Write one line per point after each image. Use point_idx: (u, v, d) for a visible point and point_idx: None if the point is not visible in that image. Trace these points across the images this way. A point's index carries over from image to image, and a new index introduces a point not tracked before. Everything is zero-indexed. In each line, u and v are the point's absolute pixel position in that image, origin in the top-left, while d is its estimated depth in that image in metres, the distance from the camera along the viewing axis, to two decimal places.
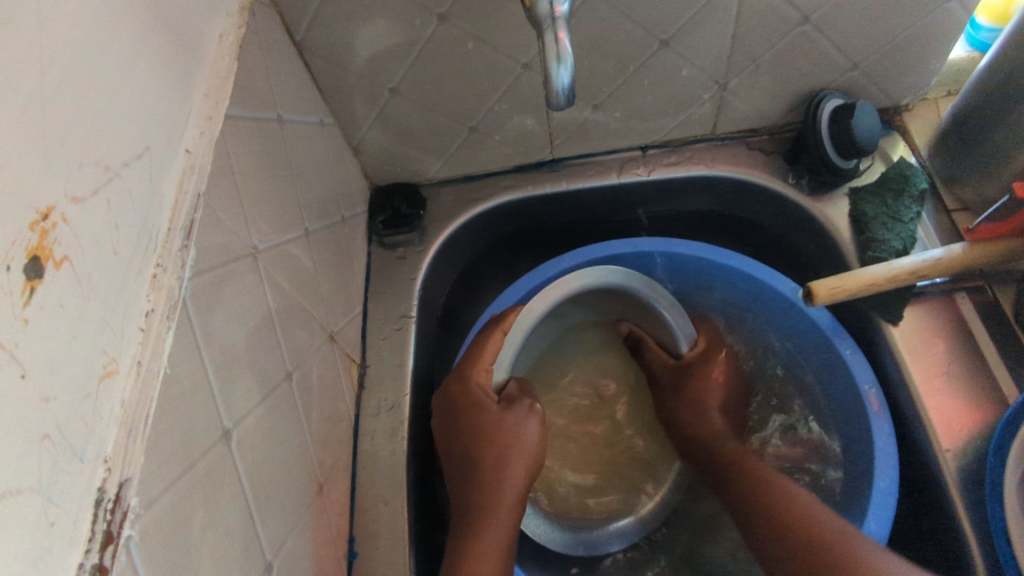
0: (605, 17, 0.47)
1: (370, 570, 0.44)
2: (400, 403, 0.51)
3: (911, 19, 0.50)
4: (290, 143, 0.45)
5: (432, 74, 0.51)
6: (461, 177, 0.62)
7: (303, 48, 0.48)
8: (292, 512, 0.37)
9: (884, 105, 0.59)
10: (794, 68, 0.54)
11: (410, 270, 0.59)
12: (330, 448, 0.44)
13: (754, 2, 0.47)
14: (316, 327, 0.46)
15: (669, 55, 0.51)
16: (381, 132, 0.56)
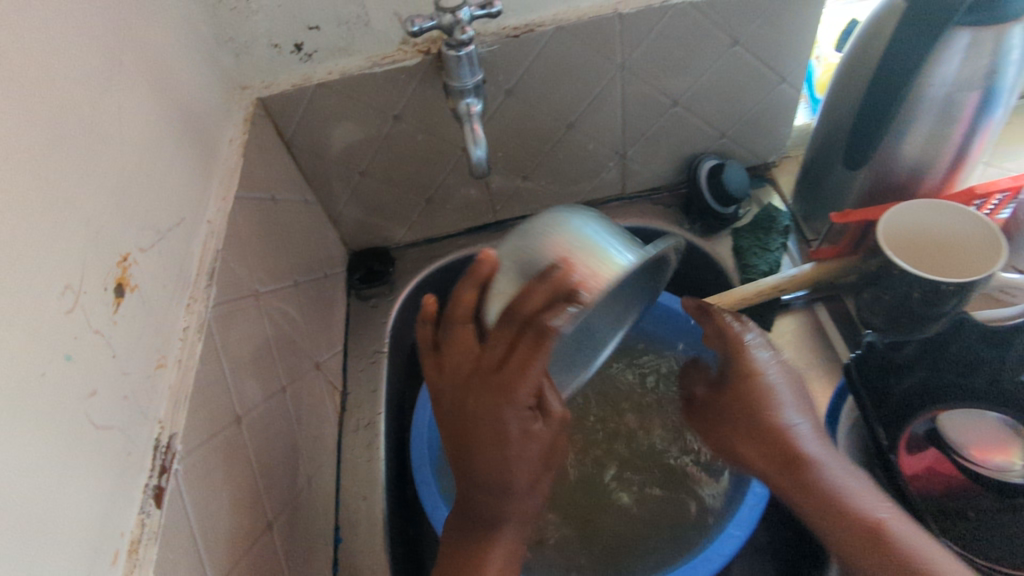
0: (519, 110, 0.64)
1: (352, 553, 0.54)
2: (376, 419, 0.62)
3: (753, 99, 0.66)
4: (282, 214, 0.59)
5: (393, 158, 0.66)
6: (423, 240, 0.76)
7: (292, 144, 0.63)
8: (286, 489, 0.48)
9: (755, 163, 0.74)
10: (676, 140, 0.70)
11: (382, 315, 0.71)
12: (316, 451, 0.55)
13: (632, 92, 0.64)
14: (305, 356, 0.58)
15: (576, 134, 0.67)
16: (356, 207, 0.71)
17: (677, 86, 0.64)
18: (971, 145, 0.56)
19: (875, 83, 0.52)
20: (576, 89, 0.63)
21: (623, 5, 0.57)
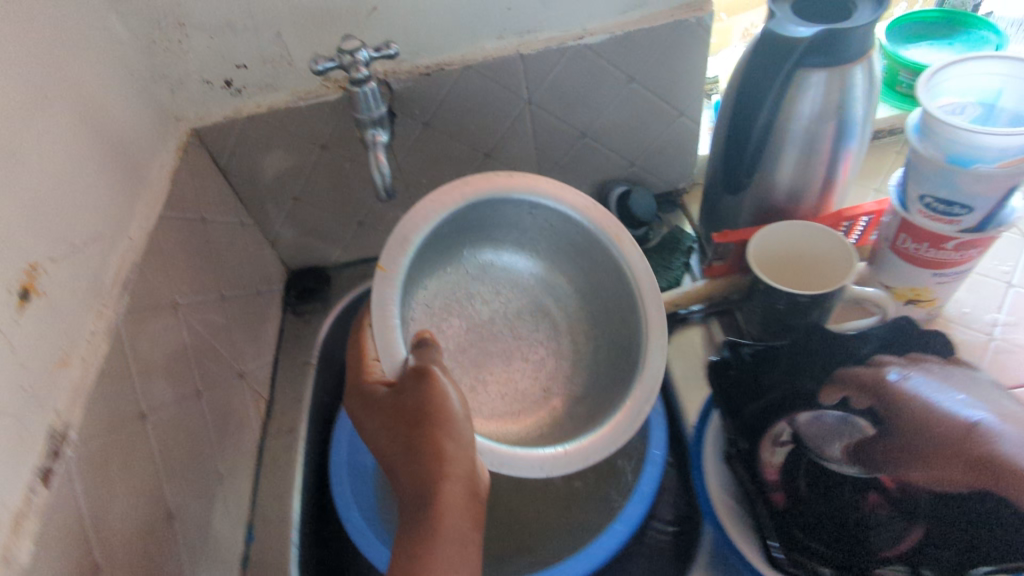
0: (438, 141, 0.69)
1: (263, 549, 0.58)
2: (297, 426, 0.67)
3: (657, 131, 0.72)
4: (212, 234, 0.64)
5: (323, 183, 0.71)
6: (359, 260, 0.82)
7: (227, 170, 0.68)
8: (194, 485, 0.52)
9: (667, 190, 0.80)
10: (588, 168, 0.75)
11: (314, 330, 0.76)
12: (233, 453, 0.59)
13: (542, 125, 0.70)
14: (228, 366, 0.62)
15: (493, 162, 0.73)
16: (292, 228, 0.76)
17: (583, 119, 0.70)
18: (836, 171, 0.61)
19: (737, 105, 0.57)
20: (489, 123, 0.68)
21: (524, 48, 0.63)
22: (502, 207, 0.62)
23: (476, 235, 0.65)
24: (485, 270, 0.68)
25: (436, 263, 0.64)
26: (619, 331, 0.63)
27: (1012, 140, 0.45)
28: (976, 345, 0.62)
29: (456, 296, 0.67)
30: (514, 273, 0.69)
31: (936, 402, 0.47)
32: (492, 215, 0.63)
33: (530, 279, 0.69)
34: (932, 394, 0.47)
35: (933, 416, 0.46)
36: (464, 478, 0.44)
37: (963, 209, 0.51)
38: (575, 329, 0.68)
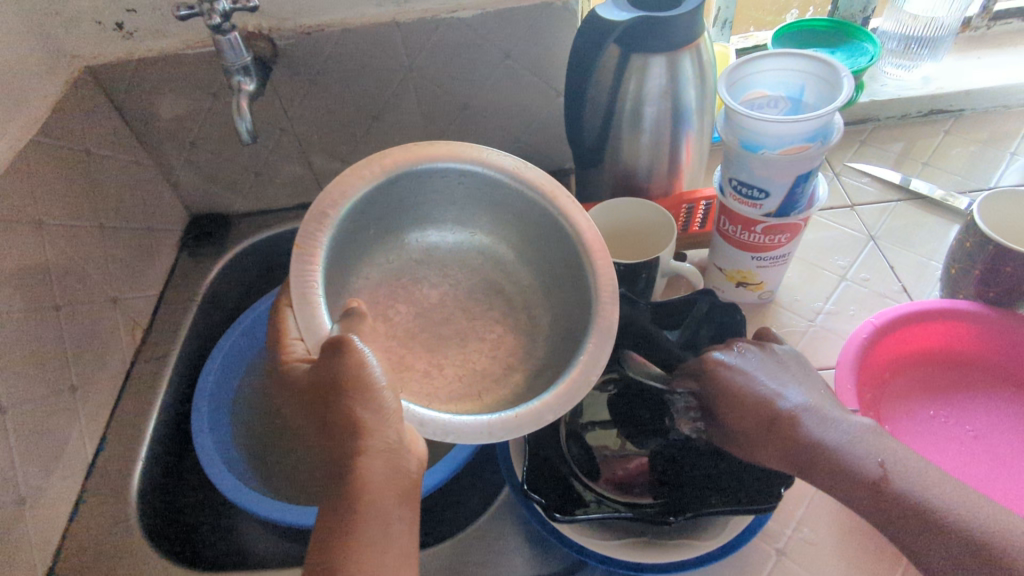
0: (325, 100, 0.73)
1: (110, 456, 0.63)
2: (166, 355, 0.72)
3: (539, 108, 0.76)
4: (97, 166, 0.68)
5: (217, 131, 0.75)
6: (259, 210, 0.86)
7: (122, 110, 0.71)
8: (30, 388, 0.57)
9: (556, 168, 0.84)
10: (475, 139, 0.79)
11: (204, 270, 0.80)
12: (90, 369, 0.64)
13: (426, 93, 0.73)
14: (97, 291, 0.67)
15: (382, 125, 0.77)
16: (192, 173, 0.80)
17: (464, 91, 0.73)
18: (680, 153, 0.65)
19: (572, 77, 0.61)
20: (372, 87, 0.72)
21: (401, 16, 0.67)
22: (428, 179, 0.56)
23: (409, 212, 0.59)
24: (424, 253, 0.62)
25: (365, 250, 0.57)
26: (573, 304, 0.56)
27: (785, 128, 0.50)
28: (793, 329, 0.67)
29: (397, 277, 0.60)
30: (463, 251, 0.62)
31: (749, 379, 0.52)
32: (422, 189, 0.57)
33: (480, 255, 0.62)
34: (742, 371, 0.53)
35: (773, 403, 0.50)
36: (385, 452, 0.42)
37: (762, 194, 0.55)
38: (537, 302, 0.60)
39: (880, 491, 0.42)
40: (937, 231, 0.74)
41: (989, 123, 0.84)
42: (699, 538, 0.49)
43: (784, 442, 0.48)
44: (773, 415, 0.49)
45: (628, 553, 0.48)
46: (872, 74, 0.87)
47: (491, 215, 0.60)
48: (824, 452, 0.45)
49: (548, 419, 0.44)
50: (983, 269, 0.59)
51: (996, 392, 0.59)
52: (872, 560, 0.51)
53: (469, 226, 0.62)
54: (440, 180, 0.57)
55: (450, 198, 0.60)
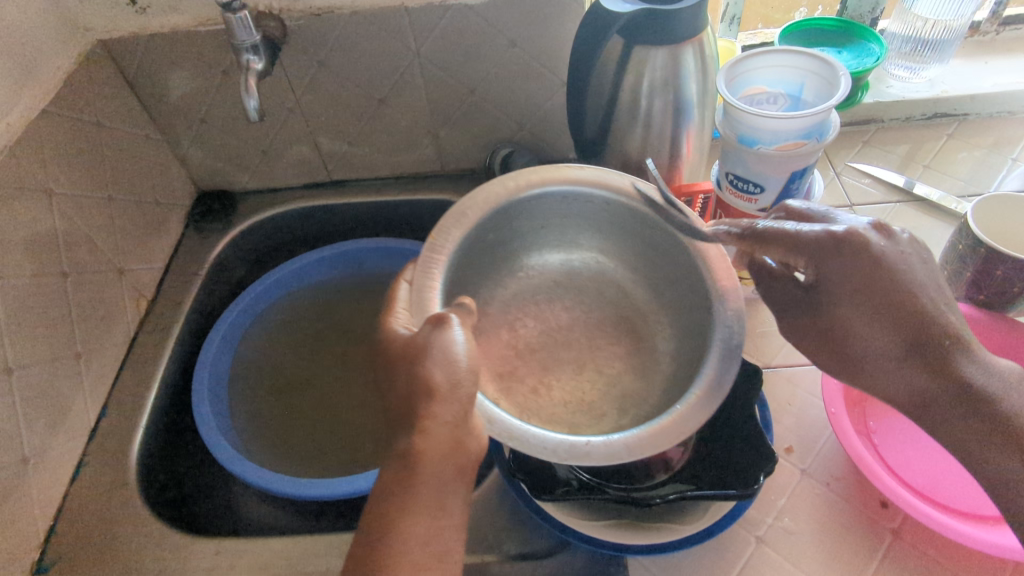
0: (332, 82, 0.74)
1: (111, 421, 0.65)
2: (169, 326, 0.74)
3: (543, 97, 0.77)
4: (107, 139, 0.70)
5: (225, 109, 0.76)
6: (265, 189, 0.87)
7: (134, 84, 0.73)
8: (36, 352, 0.59)
9: (559, 157, 0.84)
10: (480, 127, 0.80)
11: (209, 246, 0.82)
12: (94, 336, 0.66)
13: (432, 78, 0.74)
14: (104, 261, 0.69)
15: (388, 109, 0.78)
16: (200, 149, 0.81)
17: (470, 77, 0.74)
18: (680, 147, 0.66)
19: (573, 65, 0.61)
20: (379, 71, 0.73)
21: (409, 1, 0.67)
22: (545, 204, 0.58)
23: (533, 236, 0.61)
24: (566, 274, 0.63)
25: (490, 267, 0.60)
26: (686, 335, 0.54)
27: (780, 125, 0.51)
28: None
29: (526, 297, 0.61)
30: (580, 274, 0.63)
31: (900, 276, 0.42)
32: (534, 212, 0.58)
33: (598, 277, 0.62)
34: (903, 261, 0.43)
35: (921, 302, 0.42)
36: (451, 427, 0.41)
37: (757, 188, 0.56)
38: (648, 320, 0.59)
39: (1010, 430, 0.40)
40: (932, 234, 0.75)
41: (993, 129, 0.84)
42: (676, 519, 0.50)
43: (911, 362, 0.42)
44: (921, 333, 0.42)
45: (613, 533, 0.50)
46: (878, 76, 0.88)
47: (602, 234, 0.61)
48: (961, 395, 0.41)
49: (616, 459, 0.43)
50: (974, 272, 0.59)
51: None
52: (849, 552, 0.52)
53: (578, 247, 0.62)
54: (561, 203, 0.58)
55: (566, 223, 0.60)
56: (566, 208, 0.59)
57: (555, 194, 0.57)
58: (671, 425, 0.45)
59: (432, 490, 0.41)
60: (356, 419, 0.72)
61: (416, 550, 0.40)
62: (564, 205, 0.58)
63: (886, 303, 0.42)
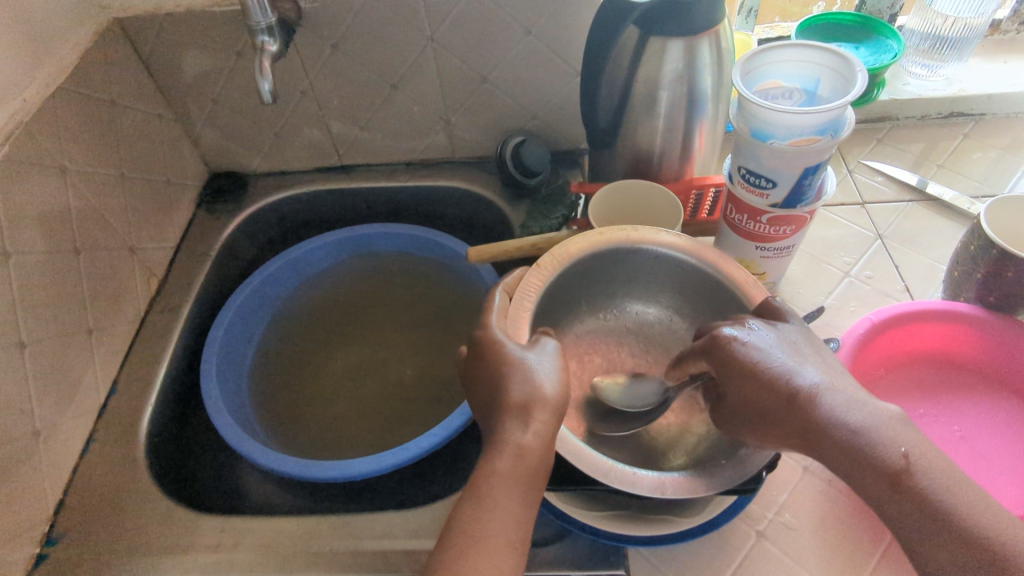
0: (346, 65, 0.74)
1: (121, 398, 0.66)
2: (179, 306, 0.74)
3: (557, 87, 0.76)
4: (121, 117, 0.70)
5: (239, 90, 0.76)
6: (276, 171, 0.87)
7: (149, 63, 0.73)
8: (48, 327, 0.59)
9: (570, 147, 0.84)
10: (492, 115, 0.80)
11: (219, 227, 0.82)
12: (105, 313, 0.67)
13: (445, 64, 0.74)
14: (117, 238, 0.69)
15: (401, 95, 0.77)
16: (213, 130, 0.81)
17: (484, 64, 0.74)
18: (693, 139, 0.65)
19: (588, 53, 0.61)
20: (392, 55, 0.73)
21: None
22: (630, 260, 0.57)
23: (617, 284, 0.60)
24: (639, 325, 0.62)
25: (576, 304, 0.60)
26: None
27: (794, 119, 0.51)
28: None
29: (602, 338, 0.61)
30: (647, 327, 0.61)
31: (765, 358, 0.44)
32: (627, 265, 0.57)
33: (665, 331, 0.61)
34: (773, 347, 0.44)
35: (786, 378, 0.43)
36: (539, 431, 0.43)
37: (770, 183, 0.56)
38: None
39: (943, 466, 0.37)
40: (945, 233, 0.74)
41: (1009, 129, 0.83)
42: (681, 514, 0.50)
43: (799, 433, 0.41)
44: (791, 401, 0.42)
45: (613, 525, 0.50)
46: (895, 73, 0.87)
47: (678, 296, 0.58)
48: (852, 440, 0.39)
49: (658, 493, 0.43)
50: (985, 274, 0.59)
51: (988, 397, 0.59)
52: (848, 549, 0.52)
53: (653, 303, 0.61)
54: (637, 262, 0.57)
55: (636, 278, 0.59)
56: (644, 267, 0.57)
57: (644, 254, 0.56)
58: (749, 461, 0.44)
59: (530, 482, 0.42)
60: (365, 402, 0.72)
61: (507, 530, 0.40)
62: (645, 264, 0.57)
63: (760, 387, 0.43)
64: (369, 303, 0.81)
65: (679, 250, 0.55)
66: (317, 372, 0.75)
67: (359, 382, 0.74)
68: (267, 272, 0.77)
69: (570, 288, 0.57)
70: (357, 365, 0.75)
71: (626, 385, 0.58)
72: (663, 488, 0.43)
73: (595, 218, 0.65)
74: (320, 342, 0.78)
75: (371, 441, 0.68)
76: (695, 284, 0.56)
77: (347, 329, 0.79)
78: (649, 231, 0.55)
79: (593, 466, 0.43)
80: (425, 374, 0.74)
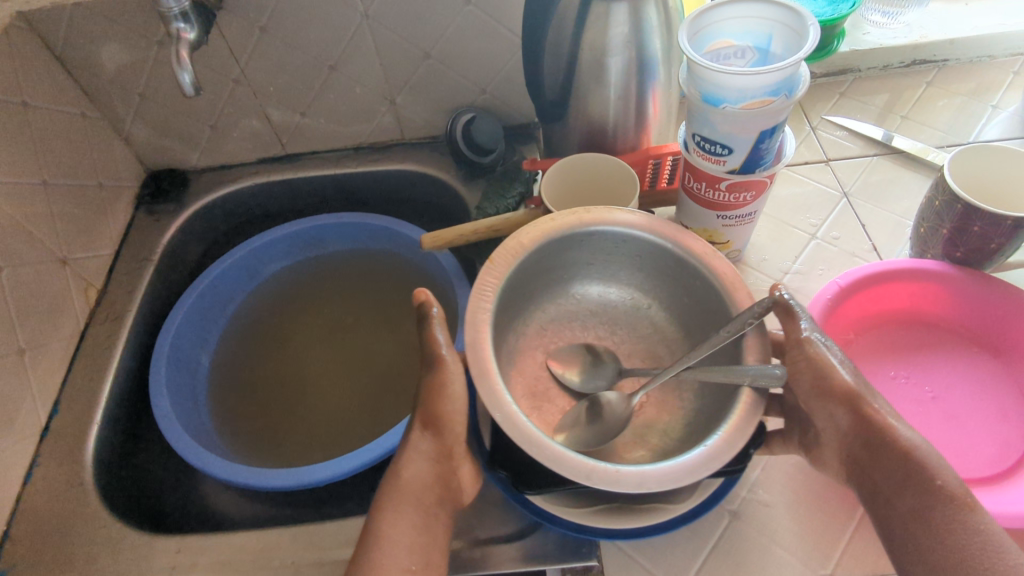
0: (279, 49, 0.69)
1: (63, 418, 0.63)
2: (121, 317, 0.70)
3: (505, 58, 0.72)
4: (37, 120, 0.65)
5: (165, 81, 0.71)
6: (217, 165, 0.82)
7: (64, 59, 0.67)
8: None
9: (525, 121, 0.80)
10: (440, 92, 0.76)
11: (160, 229, 0.78)
12: (38, 331, 0.63)
13: (383, 42, 0.70)
14: (45, 250, 0.65)
15: (340, 77, 0.73)
16: (144, 126, 0.76)
17: (426, 39, 0.70)
18: (647, 106, 0.62)
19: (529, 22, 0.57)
20: (327, 36, 0.69)
21: None
22: (595, 244, 0.54)
23: (583, 270, 0.57)
24: (601, 306, 0.59)
25: (543, 293, 0.57)
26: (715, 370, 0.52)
27: (747, 81, 0.48)
28: (759, 289, 0.66)
29: (566, 324, 0.59)
30: (620, 311, 0.59)
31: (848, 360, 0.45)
32: (589, 249, 0.55)
33: (638, 313, 0.59)
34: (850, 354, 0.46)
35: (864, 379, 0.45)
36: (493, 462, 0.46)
37: (725, 149, 0.53)
38: (668, 353, 0.57)
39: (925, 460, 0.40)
40: (911, 188, 0.72)
41: (972, 74, 0.81)
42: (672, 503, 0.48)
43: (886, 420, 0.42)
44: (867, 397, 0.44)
45: (604, 521, 0.46)
46: (855, 22, 0.84)
47: (641, 274, 0.56)
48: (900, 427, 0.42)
49: (642, 490, 0.39)
50: (951, 229, 0.57)
51: (960, 352, 0.58)
52: (821, 522, 0.51)
53: (619, 283, 0.58)
54: (602, 246, 0.54)
55: (603, 262, 0.56)
56: (611, 250, 0.55)
57: (608, 237, 0.53)
58: (728, 440, 0.41)
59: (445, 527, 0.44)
60: (334, 401, 0.69)
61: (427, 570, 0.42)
62: (611, 247, 0.54)
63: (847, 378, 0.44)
64: (330, 296, 0.77)
65: (643, 229, 0.52)
66: (278, 374, 0.72)
67: (328, 382, 0.71)
68: (211, 277, 0.73)
69: (533, 280, 0.55)
70: (315, 363, 0.72)
71: (584, 369, 0.56)
72: (643, 483, 0.39)
73: (548, 195, 0.62)
74: (284, 343, 0.74)
75: (336, 441, 0.66)
76: (664, 263, 0.54)
77: (312, 327, 0.75)
78: (611, 213, 0.53)
79: (576, 467, 0.40)
80: (389, 366, 0.71)
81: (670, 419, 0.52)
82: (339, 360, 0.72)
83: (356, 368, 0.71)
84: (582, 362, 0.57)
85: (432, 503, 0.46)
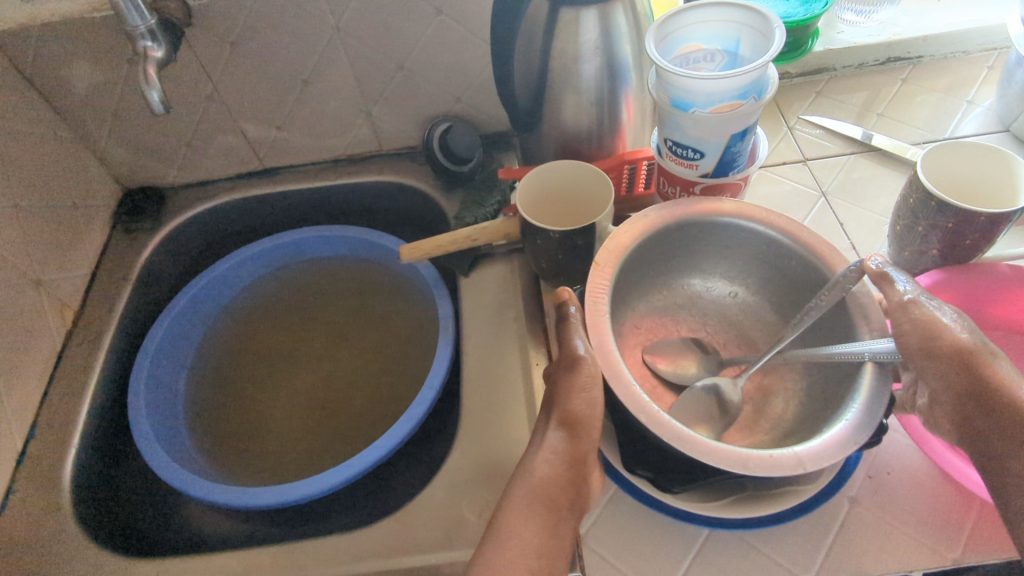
0: (251, 65, 0.69)
1: (40, 443, 0.62)
2: (98, 338, 0.70)
3: (478, 66, 0.72)
4: (7, 143, 0.64)
5: (138, 100, 0.71)
6: (195, 182, 0.82)
7: (33, 81, 0.67)
8: None
9: (502, 129, 0.80)
10: (416, 102, 0.75)
11: (138, 247, 0.77)
12: (12, 356, 0.63)
13: (356, 54, 0.69)
14: (17, 273, 0.65)
15: (314, 90, 0.73)
16: (119, 145, 0.75)
17: (399, 50, 0.69)
18: (620, 111, 0.62)
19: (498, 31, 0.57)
20: (299, 51, 0.68)
21: None
22: (691, 235, 0.54)
23: (674, 264, 0.57)
24: (694, 299, 0.59)
25: (637, 291, 0.57)
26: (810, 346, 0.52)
27: (715, 86, 0.47)
28: None
29: (660, 319, 0.58)
30: (714, 301, 0.59)
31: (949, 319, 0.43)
32: (683, 242, 0.55)
33: (734, 302, 0.58)
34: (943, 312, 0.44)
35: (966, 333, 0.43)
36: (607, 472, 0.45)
37: (696, 153, 0.53)
38: (763, 337, 0.56)
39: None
40: (888, 184, 0.72)
41: (947, 70, 0.81)
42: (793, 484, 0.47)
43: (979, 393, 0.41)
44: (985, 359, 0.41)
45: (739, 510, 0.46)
46: (828, 22, 0.84)
47: (732, 262, 0.56)
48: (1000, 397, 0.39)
49: (802, 469, 0.39)
50: (927, 226, 0.57)
51: None
52: (807, 525, 0.50)
53: (711, 275, 0.58)
54: (696, 237, 0.55)
55: (694, 253, 0.56)
56: (703, 240, 0.55)
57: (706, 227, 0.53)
58: (869, 407, 0.42)
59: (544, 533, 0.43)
60: (381, 404, 0.69)
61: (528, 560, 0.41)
62: (707, 237, 0.55)
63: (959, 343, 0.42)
64: (374, 297, 0.77)
65: (741, 214, 0.52)
66: (340, 378, 0.71)
67: (394, 381, 0.70)
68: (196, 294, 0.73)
69: (630, 278, 0.54)
70: (378, 363, 0.72)
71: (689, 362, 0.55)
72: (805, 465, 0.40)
73: (524, 203, 0.61)
74: (346, 346, 0.74)
75: (353, 445, 0.65)
76: (760, 249, 0.54)
77: (365, 329, 0.75)
78: (705, 204, 0.53)
79: (737, 458, 0.40)
80: (417, 367, 0.71)
81: (777, 404, 0.52)
82: (396, 359, 0.72)
83: (403, 367, 0.71)
84: (683, 355, 0.55)
85: (562, 510, 0.44)
